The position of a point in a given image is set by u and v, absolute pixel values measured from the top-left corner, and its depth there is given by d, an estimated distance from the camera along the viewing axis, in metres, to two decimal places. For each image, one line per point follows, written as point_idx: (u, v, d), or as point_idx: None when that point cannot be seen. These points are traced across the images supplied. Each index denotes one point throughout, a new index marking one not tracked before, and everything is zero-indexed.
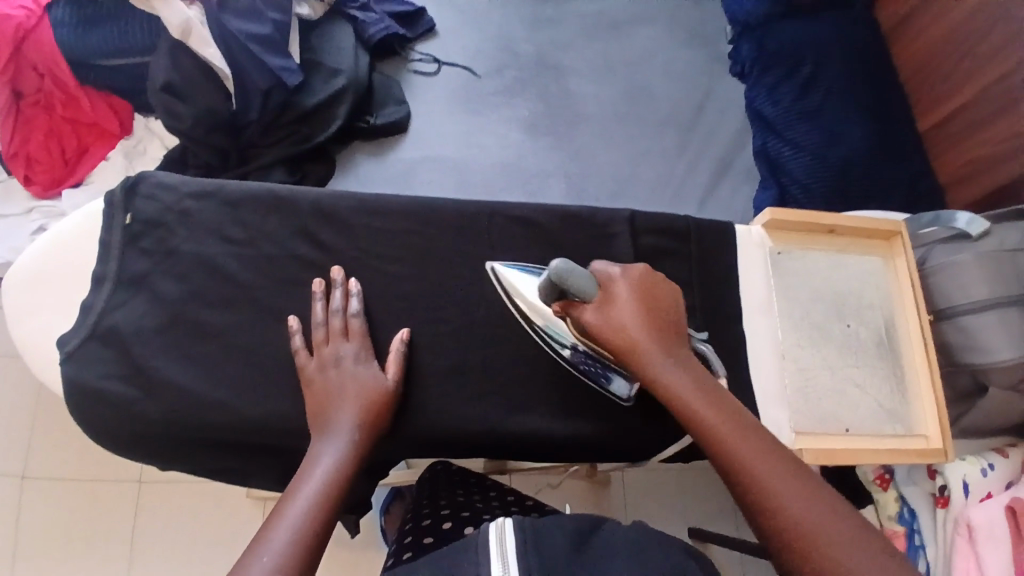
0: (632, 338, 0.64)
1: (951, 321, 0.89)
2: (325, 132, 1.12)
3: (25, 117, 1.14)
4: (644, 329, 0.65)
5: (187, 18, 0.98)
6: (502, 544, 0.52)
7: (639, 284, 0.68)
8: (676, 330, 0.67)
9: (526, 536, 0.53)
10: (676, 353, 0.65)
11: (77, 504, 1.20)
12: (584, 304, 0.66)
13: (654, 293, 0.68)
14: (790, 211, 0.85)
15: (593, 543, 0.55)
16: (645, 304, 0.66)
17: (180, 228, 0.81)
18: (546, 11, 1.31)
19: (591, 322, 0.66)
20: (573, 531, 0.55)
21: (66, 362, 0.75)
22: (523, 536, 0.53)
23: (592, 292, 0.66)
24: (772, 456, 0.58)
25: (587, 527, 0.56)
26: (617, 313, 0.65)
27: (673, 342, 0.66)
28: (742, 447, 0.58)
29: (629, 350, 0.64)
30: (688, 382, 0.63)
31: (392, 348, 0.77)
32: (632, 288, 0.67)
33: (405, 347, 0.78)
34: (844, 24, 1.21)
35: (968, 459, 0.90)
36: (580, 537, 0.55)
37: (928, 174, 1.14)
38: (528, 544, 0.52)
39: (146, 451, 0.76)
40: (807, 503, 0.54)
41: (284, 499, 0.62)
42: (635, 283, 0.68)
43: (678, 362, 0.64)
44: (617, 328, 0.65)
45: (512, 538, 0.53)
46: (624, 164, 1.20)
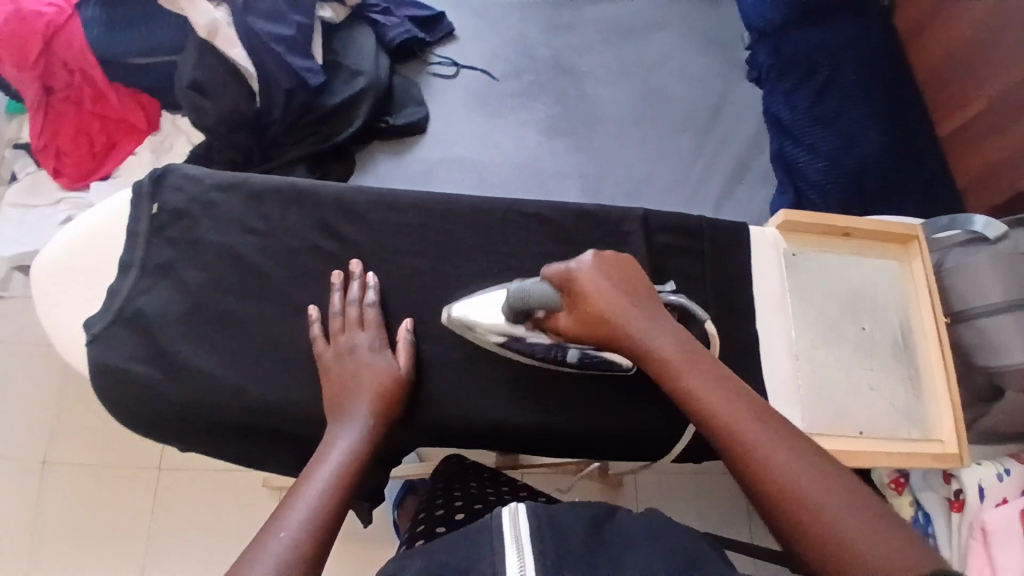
0: (605, 316, 0.64)
1: (967, 324, 0.90)
2: (346, 131, 1.14)
3: (56, 112, 1.18)
4: (618, 303, 0.65)
5: (214, 19, 1.02)
6: (516, 530, 0.53)
7: (600, 264, 0.68)
8: (649, 298, 0.67)
9: (541, 520, 0.54)
10: (657, 321, 0.64)
11: (95, 491, 1.23)
12: (552, 313, 0.70)
13: (617, 268, 0.68)
14: (802, 212, 0.87)
15: (607, 528, 0.55)
16: (613, 282, 0.66)
17: (204, 218, 0.83)
18: (564, 17, 1.32)
19: (563, 324, 0.68)
20: (589, 516, 0.56)
21: (92, 344, 0.78)
22: (538, 524, 0.54)
23: (554, 301, 0.70)
24: (768, 428, 0.55)
25: (602, 514, 0.57)
26: (587, 294, 0.66)
27: (652, 310, 0.66)
28: (763, 438, 0.54)
29: (604, 329, 0.65)
30: (678, 353, 0.62)
31: (399, 336, 0.78)
32: (595, 269, 0.68)
33: (412, 336, 0.79)
34: (861, 32, 1.22)
35: (984, 463, 0.89)
36: (596, 522, 0.55)
37: (946, 178, 1.13)
38: (544, 528, 0.53)
39: (167, 433, 0.78)
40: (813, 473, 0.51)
41: (300, 480, 0.63)
42: (597, 264, 0.68)
43: (661, 330, 0.64)
44: (585, 317, 0.66)
45: (526, 524, 0.54)
46: (639, 166, 1.21)
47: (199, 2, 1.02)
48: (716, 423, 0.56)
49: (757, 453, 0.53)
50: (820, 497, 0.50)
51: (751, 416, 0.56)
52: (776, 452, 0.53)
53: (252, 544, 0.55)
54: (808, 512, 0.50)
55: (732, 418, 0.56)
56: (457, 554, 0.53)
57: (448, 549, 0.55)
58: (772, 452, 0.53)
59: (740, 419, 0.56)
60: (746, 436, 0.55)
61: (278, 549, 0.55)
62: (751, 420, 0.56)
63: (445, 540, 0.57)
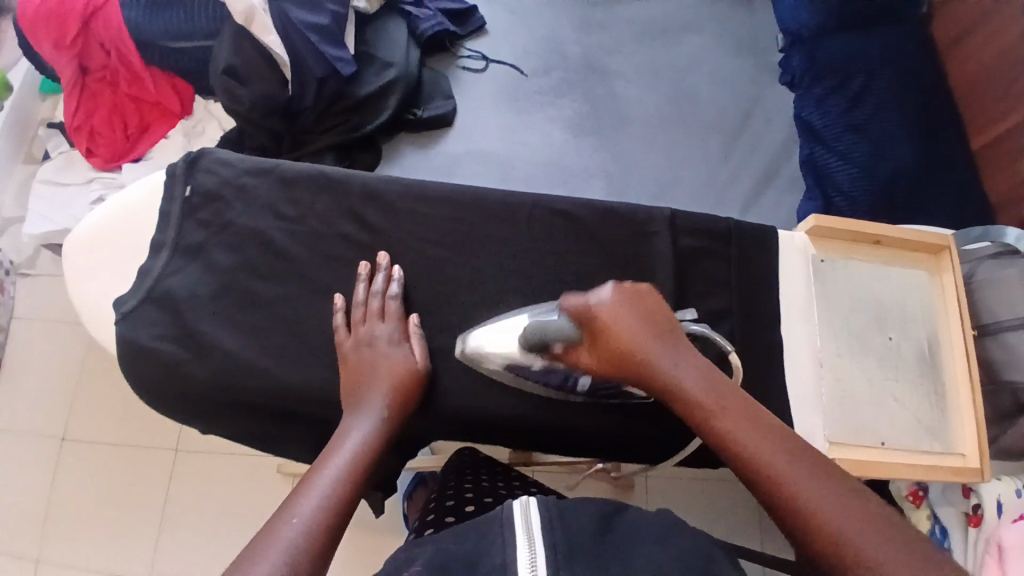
0: (631, 356, 0.60)
1: (995, 337, 0.89)
2: (375, 121, 1.15)
3: (91, 92, 1.21)
4: (644, 341, 0.60)
5: (251, 6, 1.03)
6: (527, 522, 0.53)
7: (621, 296, 0.63)
8: (674, 329, 0.62)
9: (551, 516, 0.54)
10: (683, 357, 0.60)
11: (114, 467, 1.25)
12: (573, 349, 0.66)
13: (640, 299, 0.63)
14: (831, 219, 0.86)
15: (619, 521, 0.56)
16: (636, 317, 0.61)
17: (235, 202, 0.84)
18: (596, 15, 1.32)
19: (585, 361, 0.65)
20: (597, 510, 0.56)
21: (122, 321, 0.79)
22: (548, 518, 0.54)
23: (574, 335, 0.66)
24: (796, 458, 0.52)
25: (612, 509, 0.57)
26: (609, 336, 0.61)
27: (677, 343, 0.61)
28: (800, 478, 0.51)
29: (629, 368, 0.60)
30: (706, 385, 0.58)
31: (410, 333, 0.78)
32: (617, 302, 0.62)
33: (422, 332, 0.79)
34: (900, 39, 1.20)
35: (1002, 479, 0.87)
36: (603, 517, 0.55)
37: (979, 191, 1.11)
38: (553, 522, 0.53)
39: (190, 412, 0.79)
40: (841, 502, 0.49)
41: (314, 468, 0.64)
42: (618, 299, 0.62)
43: (686, 365, 0.59)
44: (609, 356, 0.62)
45: (536, 517, 0.54)
46: (664, 168, 1.20)
47: None
48: (740, 457, 0.54)
49: (797, 496, 0.50)
50: (840, 520, 0.48)
51: (772, 447, 0.53)
52: (816, 493, 0.50)
53: (265, 529, 0.56)
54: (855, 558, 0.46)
55: (764, 456, 0.53)
56: (470, 540, 0.54)
57: (460, 536, 0.56)
58: (811, 493, 0.50)
59: (775, 458, 0.52)
60: (780, 475, 0.52)
61: (289, 534, 0.55)
62: (788, 459, 0.52)
63: (458, 527, 0.58)
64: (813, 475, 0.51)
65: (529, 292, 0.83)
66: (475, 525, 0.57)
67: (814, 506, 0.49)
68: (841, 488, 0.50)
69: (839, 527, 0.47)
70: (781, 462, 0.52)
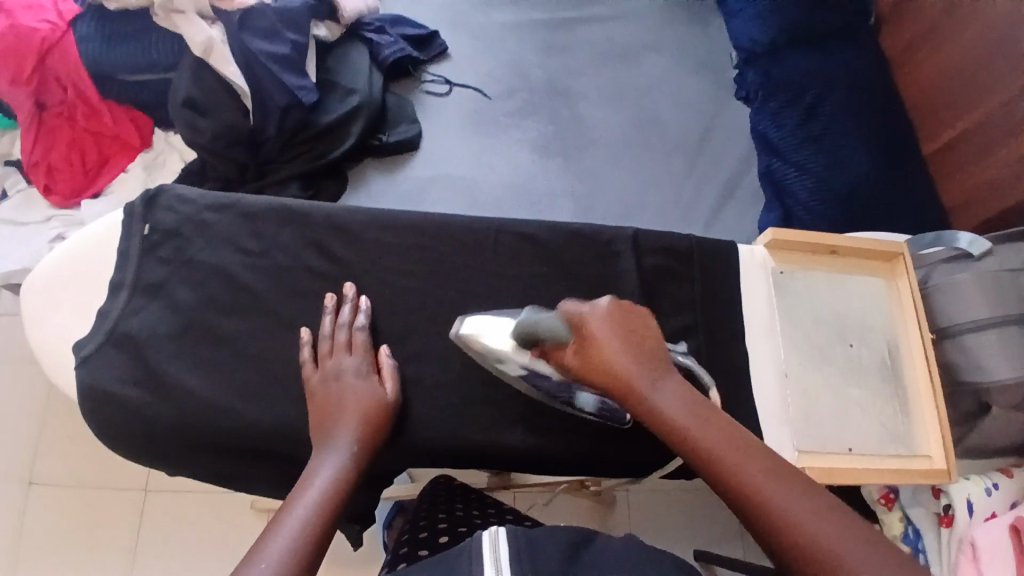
0: (613, 368, 0.62)
1: (954, 339, 0.90)
2: (339, 149, 1.15)
3: (48, 126, 1.18)
4: (626, 357, 0.63)
5: (210, 37, 1.03)
6: (495, 554, 0.54)
7: (612, 312, 0.66)
8: (658, 353, 0.65)
9: (520, 545, 0.54)
10: (664, 379, 0.63)
11: (82, 511, 1.21)
12: (560, 348, 0.67)
13: (628, 318, 0.66)
14: (789, 231, 0.88)
15: (587, 549, 0.56)
16: (621, 334, 0.64)
17: (197, 238, 0.83)
18: (557, 38, 1.34)
19: (569, 361, 0.66)
20: (566, 539, 0.56)
21: (81, 365, 0.77)
22: (517, 550, 0.54)
23: (564, 334, 0.67)
24: (782, 479, 0.56)
25: (580, 538, 0.57)
26: (593, 344, 0.64)
27: (659, 366, 0.64)
28: (778, 494, 0.54)
29: (610, 379, 0.63)
30: (682, 406, 0.61)
31: (382, 364, 0.78)
32: (606, 316, 0.66)
33: (394, 362, 0.78)
34: (850, 53, 1.24)
35: (972, 479, 0.90)
36: (571, 546, 0.56)
37: (932, 198, 1.15)
38: (521, 552, 0.54)
39: (155, 455, 0.78)
40: (826, 522, 0.52)
41: (281, 510, 0.63)
42: (609, 313, 0.66)
43: (666, 387, 0.62)
44: (592, 363, 0.64)
45: (505, 547, 0.54)
46: (629, 185, 1.22)
47: (195, 21, 1.04)
48: (730, 481, 0.57)
49: (776, 511, 0.54)
50: (828, 541, 0.51)
51: (761, 470, 0.56)
52: (794, 508, 0.54)
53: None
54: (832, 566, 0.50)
55: (745, 475, 0.56)
56: (438, 574, 0.54)
57: (429, 569, 0.55)
58: (789, 507, 0.54)
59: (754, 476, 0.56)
60: (760, 491, 0.55)
61: None
62: (767, 475, 0.56)
63: (428, 561, 0.57)
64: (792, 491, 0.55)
65: (499, 317, 0.83)
66: (445, 559, 0.56)
67: (794, 519, 0.53)
68: (818, 502, 0.54)
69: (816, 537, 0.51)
70: (760, 478, 0.56)
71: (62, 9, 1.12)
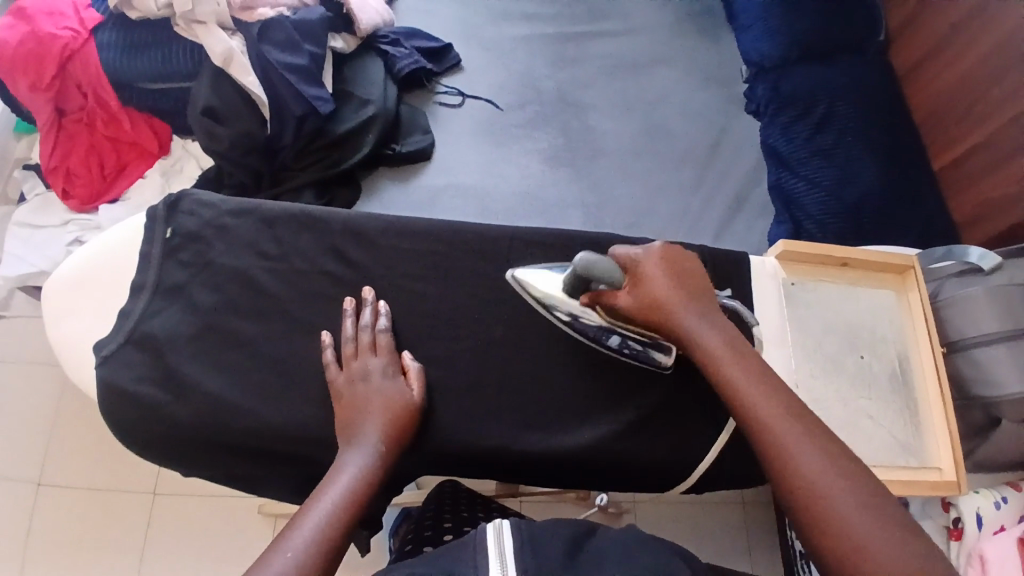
0: (665, 304, 0.69)
1: (963, 354, 0.91)
2: (354, 156, 1.16)
3: (67, 132, 1.20)
4: (677, 295, 0.70)
5: (230, 47, 1.05)
6: (500, 545, 0.54)
7: (666, 254, 0.72)
8: (705, 295, 0.72)
9: (523, 537, 0.55)
10: (710, 320, 0.69)
11: (90, 512, 1.22)
12: (613, 291, 0.72)
13: (679, 261, 0.72)
14: (800, 243, 0.89)
15: (588, 544, 0.56)
16: (673, 275, 0.71)
17: (217, 242, 0.85)
18: (569, 51, 1.37)
19: (622, 300, 0.71)
20: (567, 535, 0.56)
21: (102, 365, 0.78)
22: (521, 540, 0.54)
23: (618, 278, 0.72)
24: (831, 470, 0.58)
25: (582, 534, 0.58)
26: (650, 281, 0.70)
27: (706, 305, 0.70)
28: (819, 475, 0.57)
29: (657, 315, 0.70)
30: (725, 347, 0.67)
31: (408, 366, 0.78)
32: (662, 256, 0.72)
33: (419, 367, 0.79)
34: (857, 70, 1.26)
35: (981, 492, 0.90)
36: (575, 541, 0.56)
37: (941, 212, 1.16)
38: (524, 543, 0.54)
39: (172, 454, 0.79)
40: (865, 517, 0.55)
41: (309, 500, 0.65)
42: (663, 253, 0.72)
43: (709, 326, 0.69)
44: (647, 298, 0.70)
45: (508, 539, 0.54)
46: (640, 196, 1.23)
47: (215, 32, 1.06)
48: (777, 462, 0.59)
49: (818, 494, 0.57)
50: (864, 538, 0.53)
51: (814, 458, 0.58)
52: (834, 494, 0.56)
53: (261, 562, 0.58)
54: (858, 553, 0.53)
55: (791, 451, 0.59)
56: (441, 564, 0.54)
57: (434, 561, 0.56)
58: (828, 490, 0.56)
59: (801, 456, 0.59)
60: (801, 471, 0.58)
61: (282, 568, 0.57)
62: (806, 450, 0.59)
63: (435, 554, 0.58)
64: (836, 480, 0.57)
65: (512, 322, 0.84)
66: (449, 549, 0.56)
67: (832, 506, 0.56)
68: (862, 495, 0.56)
69: (849, 525, 0.54)
70: (808, 459, 0.58)
71: (84, 17, 1.14)
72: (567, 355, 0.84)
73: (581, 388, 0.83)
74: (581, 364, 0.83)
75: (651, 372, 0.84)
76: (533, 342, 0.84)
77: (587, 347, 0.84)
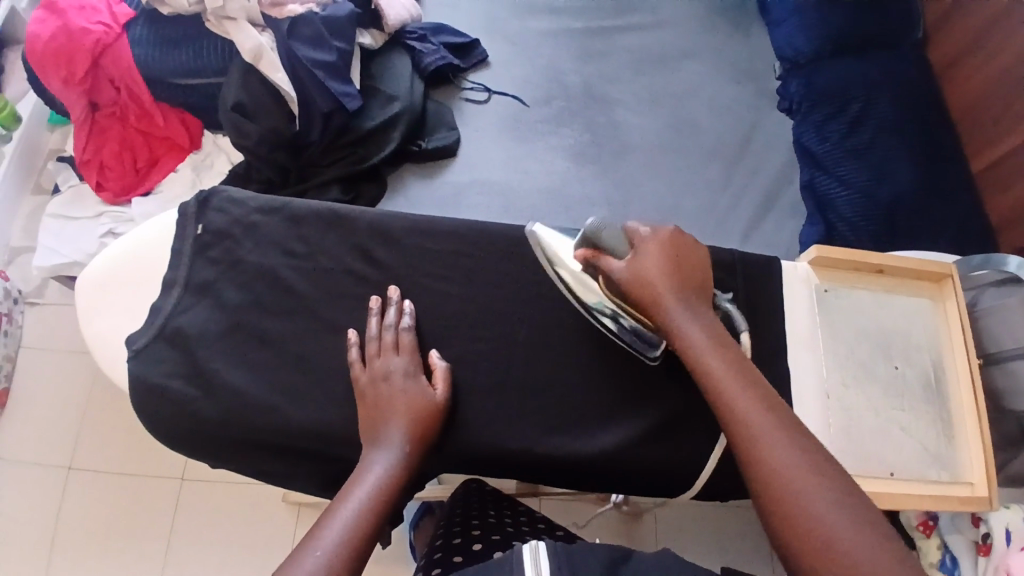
0: (657, 288, 0.69)
1: (1000, 365, 0.89)
2: (380, 152, 1.16)
3: (101, 126, 1.23)
4: (670, 281, 0.70)
5: (259, 44, 1.06)
6: (536, 566, 0.56)
7: (672, 239, 0.73)
8: (701, 285, 0.72)
9: (560, 562, 0.56)
10: (697, 310, 0.69)
11: (119, 497, 1.25)
12: (611, 257, 0.73)
13: (685, 249, 0.73)
14: (833, 249, 0.87)
15: (626, 565, 0.57)
16: (672, 259, 0.71)
17: (246, 240, 0.86)
18: (596, 45, 1.35)
19: (618, 269, 0.72)
20: (604, 556, 0.58)
21: (134, 359, 0.80)
22: (558, 564, 0.56)
23: (622, 249, 0.74)
24: (819, 479, 0.56)
25: (619, 554, 0.59)
26: (644, 257, 0.71)
27: (695, 296, 0.70)
28: (810, 487, 0.55)
29: (649, 296, 0.70)
30: (710, 343, 0.66)
31: (435, 366, 0.79)
32: (668, 241, 0.73)
33: (446, 367, 0.79)
34: (895, 67, 1.23)
35: (1010, 507, 0.85)
36: (611, 561, 0.57)
37: (979, 216, 1.12)
38: (562, 566, 0.56)
39: (199, 447, 0.80)
40: (854, 526, 0.53)
41: (337, 500, 0.66)
42: (668, 239, 0.73)
43: (696, 319, 0.68)
44: (640, 274, 0.70)
45: (545, 561, 0.56)
46: (666, 195, 1.21)
47: (245, 28, 1.07)
48: (764, 467, 0.58)
49: (808, 513, 0.54)
50: (848, 546, 0.52)
51: (804, 466, 0.57)
52: (823, 504, 0.54)
53: (290, 560, 0.59)
54: (837, 559, 0.51)
55: (780, 464, 0.57)
56: None
57: None
58: (813, 503, 0.55)
59: (792, 466, 0.57)
60: (792, 480, 0.56)
61: (314, 566, 0.58)
62: (794, 456, 0.58)
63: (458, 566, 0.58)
64: (829, 495, 0.55)
65: (536, 323, 0.84)
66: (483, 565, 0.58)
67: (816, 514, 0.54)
68: (858, 518, 0.53)
69: (840, 542, 0.52)
70: (793, 463, 0.57)
71: (116, 12, 1.15)
72: (592, 360, 0.83)
73: (605, 393, 0.82)
74: (606, 365, 0.83)
75: (675, 374, 0.83)
76: (558, 344, 0.83)
77: (613, 351, 0.83)
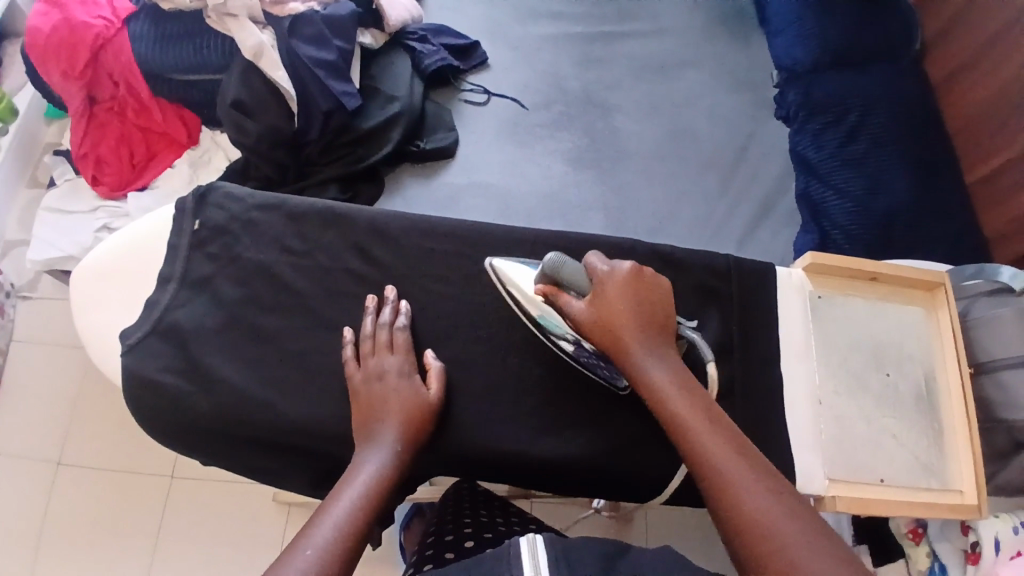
0: (618, 331, 0.68)
1: (991, 375, 0.90)
2: (378, 153, 1.16)
3: (98, 121, 1.22)
4: (629, 325, 0.69)
5: (261, 42, 1.06)
6: (535, 559, 0.57)
7: (633, 278, 0.71)
8: (663, 328, 0.71)
9: (557, 553, 0.57)
10: (663, 354, 0.69)
11: (107, 493, 1.24)
12: (571, 295, 0.72)
13: (648, 287, 0.71)
14: (828, 256, 0.88)
15: (621, 560, 0.58)
16: (636, 303, 0.70)
17: (243, 236, 0.85)
18: (595, 51, 1.36)
19: (578, 308, 0.71)
20: (599, 550, 0.58)
21: (127, 353, 0.80)
22: (554, 557, 0.57)
23: (585, 286, 0.72)
24: (792, 520, 0.56)
25: (614, 550, 0.59)
26: (606, 300, 0.70)
27: (661, 340, 0.70)
28: (781, 525, 0.56)
29: (611, 343, 0.69)
30: (676, 387, 0.66)
31: (429, 366, 0.79)
32: (630, 279, 0.71)
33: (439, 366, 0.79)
34: (892, 79, 1.24)
35: (999, 516, 0.86)
36: (607, 557, 0.58)
37: (973, 228, 1.13)
38: (558, 559, 0.57)
39: (191, 443, 0.80)
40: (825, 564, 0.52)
41: (328, 498, 0.65)
42: (628, 278, 0.71)
43: (661, 361, 0.68)
44: (602, 324, 0.69)
45: (542, 553, 0.57)
46: (661, 202, 1.22)
47: (247, 26, 1.07)
48: (735, 507, 0.58)
49: (785, 557, 0.53)
50: None
51: (778, 507, 0.57)
52: (791, 541, 0.54)
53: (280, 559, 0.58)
54: None
55: (750, 503, 0.58)
56: None
57: None
58: (784, 541, 0.54)
59: (762, 505, 0.57)
60: (762, 520, 0.56)
61: (302, 564, 0.58)
62: (764, 495, 0.58)
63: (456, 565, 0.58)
64: (802, 535, 0.55)
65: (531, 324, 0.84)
66: (478, 560, 0.59)
67: (784, 549, 0.54)
68: (833, 558, 0.53)
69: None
70: (761, 504, 0.57)
71: (117, 6, 1.15)
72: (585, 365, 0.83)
73: (599, 395, 0.82)
74: None
75: None
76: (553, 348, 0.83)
77: None
